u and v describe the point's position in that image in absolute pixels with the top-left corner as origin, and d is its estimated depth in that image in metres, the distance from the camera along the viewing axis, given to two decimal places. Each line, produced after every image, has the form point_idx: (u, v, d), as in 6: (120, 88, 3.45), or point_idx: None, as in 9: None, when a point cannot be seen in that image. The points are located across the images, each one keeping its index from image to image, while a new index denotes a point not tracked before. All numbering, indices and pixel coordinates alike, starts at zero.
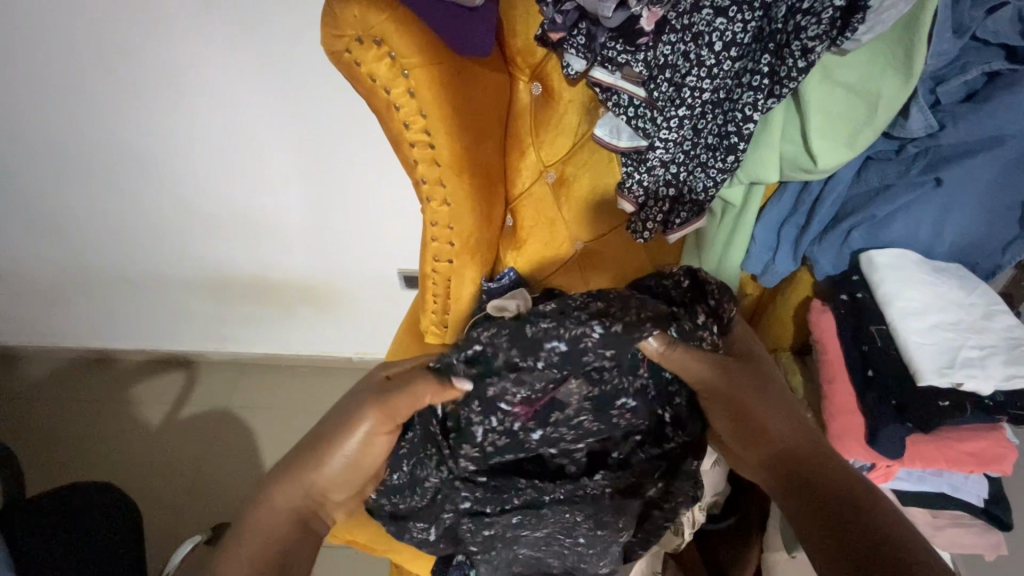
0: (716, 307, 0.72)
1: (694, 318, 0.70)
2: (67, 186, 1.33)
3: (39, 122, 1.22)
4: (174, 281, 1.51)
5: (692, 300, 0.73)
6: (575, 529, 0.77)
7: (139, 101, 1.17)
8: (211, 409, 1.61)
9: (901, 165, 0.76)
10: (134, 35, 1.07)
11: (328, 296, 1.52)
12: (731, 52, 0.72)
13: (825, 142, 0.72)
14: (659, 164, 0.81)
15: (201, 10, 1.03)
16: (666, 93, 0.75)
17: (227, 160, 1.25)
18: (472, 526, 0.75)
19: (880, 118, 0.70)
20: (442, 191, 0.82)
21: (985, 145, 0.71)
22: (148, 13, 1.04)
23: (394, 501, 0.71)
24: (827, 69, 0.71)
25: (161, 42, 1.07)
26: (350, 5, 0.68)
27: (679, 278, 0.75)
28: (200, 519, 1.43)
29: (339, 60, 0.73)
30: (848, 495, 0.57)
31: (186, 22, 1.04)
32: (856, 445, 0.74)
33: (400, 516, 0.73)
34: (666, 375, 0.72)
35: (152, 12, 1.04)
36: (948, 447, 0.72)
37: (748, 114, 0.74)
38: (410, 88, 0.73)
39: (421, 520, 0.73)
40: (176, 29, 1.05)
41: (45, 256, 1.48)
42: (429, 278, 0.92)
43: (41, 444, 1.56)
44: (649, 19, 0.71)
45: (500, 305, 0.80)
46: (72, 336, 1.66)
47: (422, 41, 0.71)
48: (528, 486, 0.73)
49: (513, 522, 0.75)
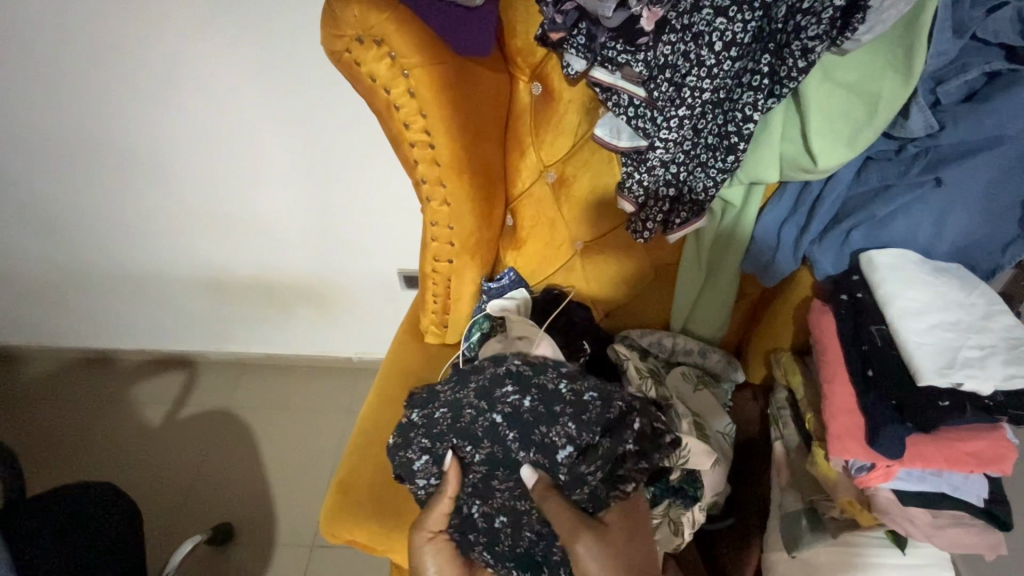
0: (665, 220, 0.84)
1: (661, 214, 0.84)
2: (66, 187, 1.33)
3: (38, 123, 1.22)
4: (174, 281, 1.51)
5: (653, 206, 0.83)
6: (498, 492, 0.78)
7: (137, 102, 1.16)
8: (211, 409, 1.63)
9: (900, 165, 0.74)
10: (130, 36, 1.07)
11: (329, 298, 1.53)
12: (731, 52, 0.68)
13: (825, 144, 0.71)
14: (659, 164, 0.79)
15: (202, 9, 1.03)
16: (667, 93, 0.72)
17: (228, 160, 1.25)
18: (474, 401, 0.78)
19: (880, 118, 0.68)
20: (442, 191, 0.83)
21: (984, 145, 0.69)
22: (148, 12, 1.04)
23: (464, 382, 0.80)
24: (827, 70, 0.68)
25: (161, 42, 1.08)
26: (350, 5, 0.66)
27: (653, 216, 0.84)
28: (197, 521, 1.44)
29: (339, 60, 0.71)
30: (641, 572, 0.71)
31: (186, 18, 1.04)
32: (855, 445, 0.72)
33: (450, 389, 0.81)
34: (679, 222, 0.83)
35: (149, 15, 1.04)
36: (948, 447, 0.69)
37: (748, 114, 0.71)
38: (410, 88, 0.72)
39: (453, 384, 0.81)
40: (177, 28, 1.05)
41: (46, 256, 1.47)
42: (430, 276, 0.99)
43: (40, 444, 1.56)
44: (649, 19, 0.68)
45: (635, 142, 0.80)
46: (73, 336, 1.67)
47: (423, 42, 0.70)
48: (528, 409, 0.76)
49: (504, 429, 0.76)
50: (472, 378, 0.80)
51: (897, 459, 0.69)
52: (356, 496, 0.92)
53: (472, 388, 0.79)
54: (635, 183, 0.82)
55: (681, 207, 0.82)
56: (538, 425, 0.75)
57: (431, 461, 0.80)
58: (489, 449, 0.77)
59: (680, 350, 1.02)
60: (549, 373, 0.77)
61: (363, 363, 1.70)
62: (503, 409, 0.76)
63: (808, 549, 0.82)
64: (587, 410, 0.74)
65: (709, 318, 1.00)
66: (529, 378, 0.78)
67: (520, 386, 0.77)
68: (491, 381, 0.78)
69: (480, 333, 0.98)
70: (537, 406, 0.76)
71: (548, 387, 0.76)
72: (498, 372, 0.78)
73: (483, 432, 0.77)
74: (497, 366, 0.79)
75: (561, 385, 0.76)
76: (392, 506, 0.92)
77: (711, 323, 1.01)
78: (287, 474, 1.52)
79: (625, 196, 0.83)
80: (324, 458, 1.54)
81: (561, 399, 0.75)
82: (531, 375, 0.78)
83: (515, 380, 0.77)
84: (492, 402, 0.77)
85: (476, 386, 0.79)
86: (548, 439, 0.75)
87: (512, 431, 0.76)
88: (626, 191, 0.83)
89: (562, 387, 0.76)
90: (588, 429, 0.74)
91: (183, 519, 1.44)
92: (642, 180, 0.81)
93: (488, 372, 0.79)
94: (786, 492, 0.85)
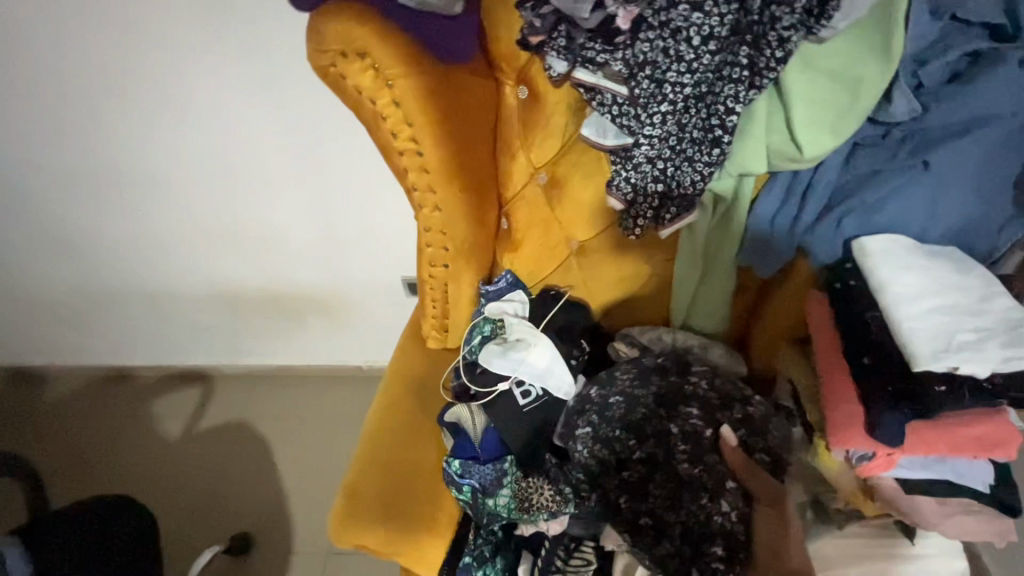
0: (656, 216, 0.84)
1: (652, 210, 0.84)
2: (82, 208, 1.38)
3: (54, 148, 1.27)
4: (188, 296, 1.55)
5: (642, 202, 0.84)
6: (648, 484, 0.87)
7: (147, 123, 1.21)
8: (228, 421, 1.66)
9: (888, 150, 0.74)
10: (138, 60, 1.12)
11: (336, 306, 1.56)
12: (709, 46, 0.69)
13: (810, 133, 0.71)
14: (646, 161, 0.79)
15: (204, 31, 1.07)
16: (648, 90, 0.72)
17: (234, 176, 1.29)
18: (637, 394, 0.94)
19: (863, 104, 0.68)
20: (434, 198, 0.84)
21: (967, 126, 0.69)
22: (156, 36, 1.08)
23: (622, 375, 0.96)
24: (806, 58, 0.69)
25: (167, 65, 1.12)
26: (333, 21, 0.68)
27: (644, 212, 0.85)
28: (217, 532, 1.47)
29: (326, 75, 0.73)
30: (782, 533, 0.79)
31: (190, 41, 1.08)
32: (855, 435, 0.70)
33: (612, 381, 0.96)
34: (669, 216, 0.84)
35: (154, 39, 1.09)
36: (948, 433, 0.68)
37: (731, 106, 0.72)
38: (396, 98, 0.73)
39: (622, 373, 0.96)
40: (182, 50, 1.10)
41: (66, 277, 1.52)
42: (428, 282, 1.00)
43: (66, 459, 1.60)
44: (625, 19, 0.68)
45: (620, 139, 0.80)
46: (94, 354, 1.71)
47: (406, 53, 0.71)
48: (686, 406, 0.91)
49: (665, 420, 0.91)
50: (631, 374, 0.96)
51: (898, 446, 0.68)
52: (366, 499, 0.93)
53: (633, 380, 0.95)
54: (621, 182, 0.82)
55: (673, 202, 0.83)
56: (699, 417, 0.90)
57: (591, 446, 0.92)
58: (647, 439, 0.90)
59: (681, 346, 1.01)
60: (702, 374, 0.94)
61: (373, 370, 1.73)
62: (670, 403, 0.92)
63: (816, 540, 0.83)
64: (741, 409, 0.91)
65: (708, 311, 1.00)
66: (685, 377, 0.94)
67: (676, 381, 0.94)
68: (652, 376, 0.95)
69: (480, 336, 1.01)
70: (692, 403, 0.91)
71: (707, 389, 0.92)
72: (655, 370, 0.96)
73: (663, 428, 0.90)
74: (659, 365, 0.96)
75: (710, 384, 0.93)
76: (400, 508, 0.93)
77: (711, 318, 1.00)
78: (302, 482, 1.54)
79: (614, 194, 0.84)
80: (338, 466, 1.57)
81: (717, 398, 0.92)
82: (688, 374, 0.94)
83: (669, 377, 0.94)
84: (649, 395, 0.93)
85: (634, 379, 0.95)
86: (704, 428, 0.89)
87: (675, 424, 0.90)
88: (614, 190, 0.83)
89: (714, 394, 0.92)
90: (740, 425, 0.89)
91: (204, 530, 1.47)
92: (629, 177, 0.81)
93: (648, 368, 0.96)
94: (791, 485, 0.85)
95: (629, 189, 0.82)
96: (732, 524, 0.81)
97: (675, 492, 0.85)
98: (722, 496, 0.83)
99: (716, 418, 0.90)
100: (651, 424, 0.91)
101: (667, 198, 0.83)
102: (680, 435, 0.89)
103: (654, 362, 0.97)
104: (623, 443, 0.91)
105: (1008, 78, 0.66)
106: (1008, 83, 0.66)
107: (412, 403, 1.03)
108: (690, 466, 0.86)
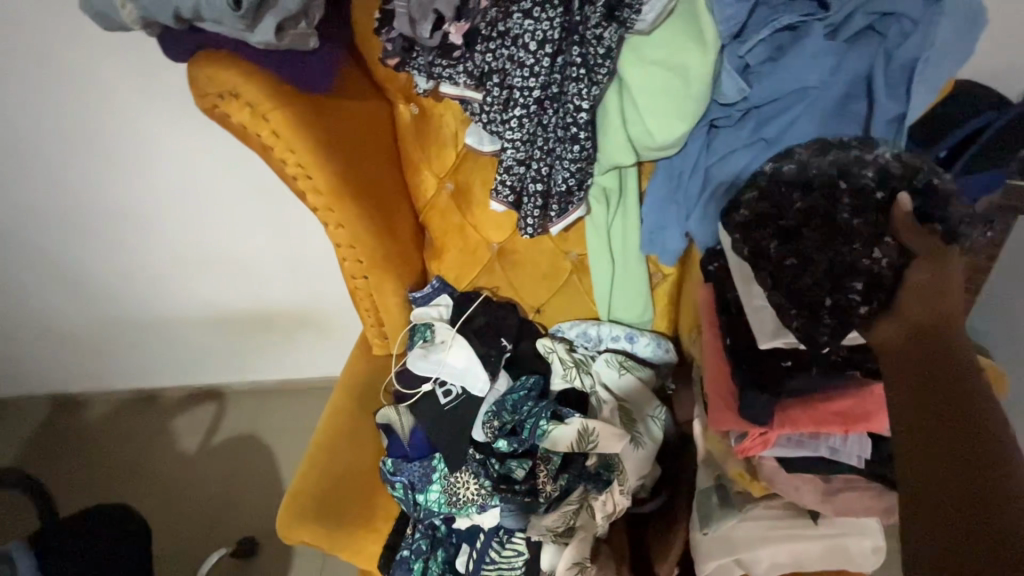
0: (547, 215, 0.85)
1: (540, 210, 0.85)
2: (84, 250, 1.51)
3: (52, 199, 1.40)
4: (191, 321, 1.69)
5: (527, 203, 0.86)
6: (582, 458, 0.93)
7: (128, 167, 1.33)
8: (238, 434, 1.79)
9: (737, 130, 0.75)
10: (113, 112, 1.24)
11: (320, 321, 1.66)
12: (546, 49, 0.72)
13: (656, 120, 0.73)
14: (516, 163, 0.83)
15: (167, 79, 1.19)
16: (498, 96, 0.76)
17: (214, 207, 1.41)
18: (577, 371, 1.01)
19: (695, 85, 0.70)
20: (334, 216, 0.90)
21: (791, 98, 0.71)
22: (125, 88, 1.20)
23: (563, 355, 1.03)
24: (634, 52, 0.72)
25: (139, 113, 1.24)
26: (206, 68, 0.77)
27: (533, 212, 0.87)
28: (226, 538, 1.59)
29: (213, 115, 0.82)
30: (956, 408, 0.52)
31: (157, 90, 1.21)
32: (725, 415, 0.71)
33: (553, 359, 1.03)
34: (554, 213, 0.85)
35: (124, 91, 1.21)
36: (813, 409, 0.66)
37: (579, 104, 0.74)
38: (274, 129, 0.80)
39: (563, 351, 1.04)
40: (151, 98, 1.22)
41: (81, 313, 1.66)
42: (356, 295, 1.06)
43: (97, 478, 1.75)
44: (456, 33, 0.73)
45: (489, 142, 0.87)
46: (117, 382, 1.86)
47: (276, 88, 0.79)
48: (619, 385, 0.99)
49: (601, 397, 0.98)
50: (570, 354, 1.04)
51: (766, 425, 0.67)
52: (306, 496, 0.96)
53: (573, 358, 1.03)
54: (503, 185, 0.86)
55: (556, 198, 0.84)
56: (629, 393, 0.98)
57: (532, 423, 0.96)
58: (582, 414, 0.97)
59: (605, 337, 1.04)
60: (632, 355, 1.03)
61: None
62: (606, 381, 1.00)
63: (720, 523, 0.81)
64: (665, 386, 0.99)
65: (628, 303, 1.01)
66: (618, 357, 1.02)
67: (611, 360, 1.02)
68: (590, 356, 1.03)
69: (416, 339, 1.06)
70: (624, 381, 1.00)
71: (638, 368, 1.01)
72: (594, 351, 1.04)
73: (820, 186, 0.65)
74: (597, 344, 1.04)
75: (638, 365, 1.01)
76: (341, 505, 0.97)
77: (630, 308, 1.01)
78: None
79: (501, 198, 0.87)
80: None
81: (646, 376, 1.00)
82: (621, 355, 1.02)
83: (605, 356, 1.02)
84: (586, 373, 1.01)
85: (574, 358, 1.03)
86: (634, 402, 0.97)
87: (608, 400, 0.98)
88: (500, 194, 0.86)
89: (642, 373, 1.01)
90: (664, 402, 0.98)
91: (218, 535, 1.61)
92: (509, 180, 0.85)
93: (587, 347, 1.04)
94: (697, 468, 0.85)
95: (511, 191, 0.86)
96: (882, 271, 0.60)
97: (832, 226, 0.63)
98: (878, 241, 0.61)
99: (894, 185, 0.63)
100: (817, 188, 0.65)
101: (550, 196, 0.84)
102: (842, 191, 0.64)
103: (593, 341, 1.05)
104: (772, 224, 0.66)
105: (813, 48, 0.67)
106: (815, 52, 0.67)
107: (355, 406, 1.07)
108: (844, 232, 0.62)
